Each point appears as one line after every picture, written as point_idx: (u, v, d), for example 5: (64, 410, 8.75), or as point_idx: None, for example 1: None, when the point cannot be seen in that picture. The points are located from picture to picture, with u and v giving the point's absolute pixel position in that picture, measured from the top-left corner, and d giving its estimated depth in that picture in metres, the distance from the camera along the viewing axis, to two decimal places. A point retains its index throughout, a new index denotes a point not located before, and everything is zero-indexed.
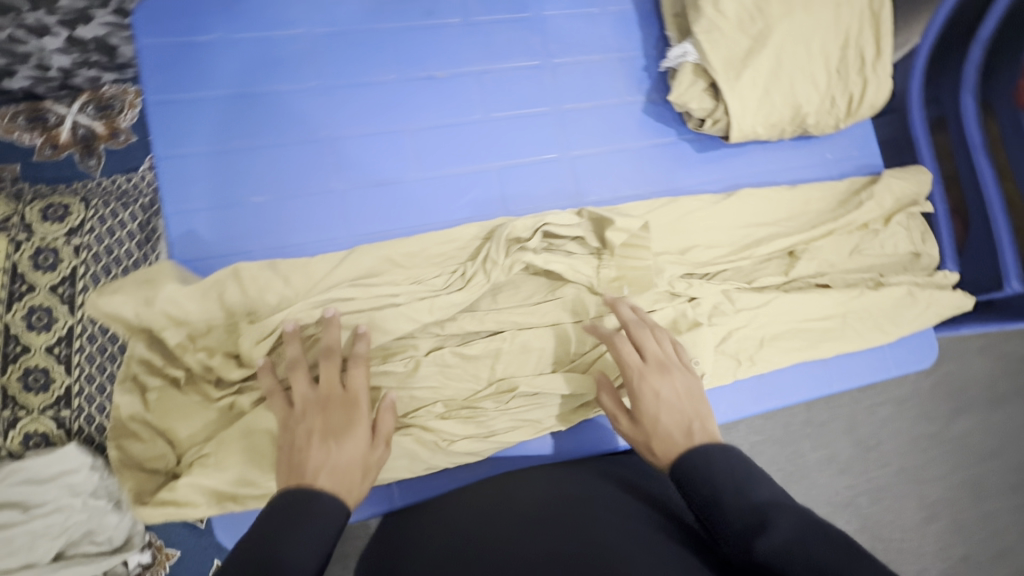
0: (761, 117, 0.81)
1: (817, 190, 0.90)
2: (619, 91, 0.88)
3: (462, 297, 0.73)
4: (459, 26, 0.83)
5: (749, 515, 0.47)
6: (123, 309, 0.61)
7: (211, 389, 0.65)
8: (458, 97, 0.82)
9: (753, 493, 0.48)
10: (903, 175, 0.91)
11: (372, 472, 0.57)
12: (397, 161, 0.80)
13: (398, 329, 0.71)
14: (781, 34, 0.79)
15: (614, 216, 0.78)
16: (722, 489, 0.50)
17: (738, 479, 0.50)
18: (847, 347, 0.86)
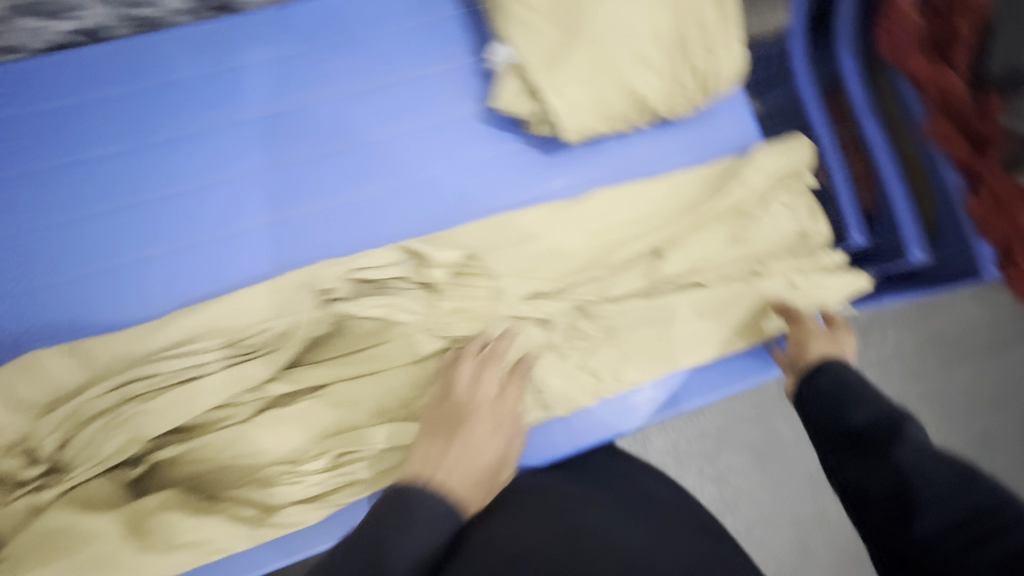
0: (593, 113, 0.74)
1: (680, 180, 0.82)
2: (449, 105, 0.82)
3: (280, 357, 0.70)
4: (263, 66, 0.79)
5: (869, 422, 0.58)
6: None
7: (8, 490, 0.63)
8: (268, 137, 0.78)
9: (851, 411, 0.60)
10: (775, 150, 0.83)
11: (500, 470, 0.66)
12: (211, 217, 0.76)
13: (209, 399, 0.67)
14: (596, 21, 0.71)
15: (433, 250, 0.71)
16: (842, 411, 0.61)
17: (853, 392, 0.62)
18: (723, 348, 0.80)
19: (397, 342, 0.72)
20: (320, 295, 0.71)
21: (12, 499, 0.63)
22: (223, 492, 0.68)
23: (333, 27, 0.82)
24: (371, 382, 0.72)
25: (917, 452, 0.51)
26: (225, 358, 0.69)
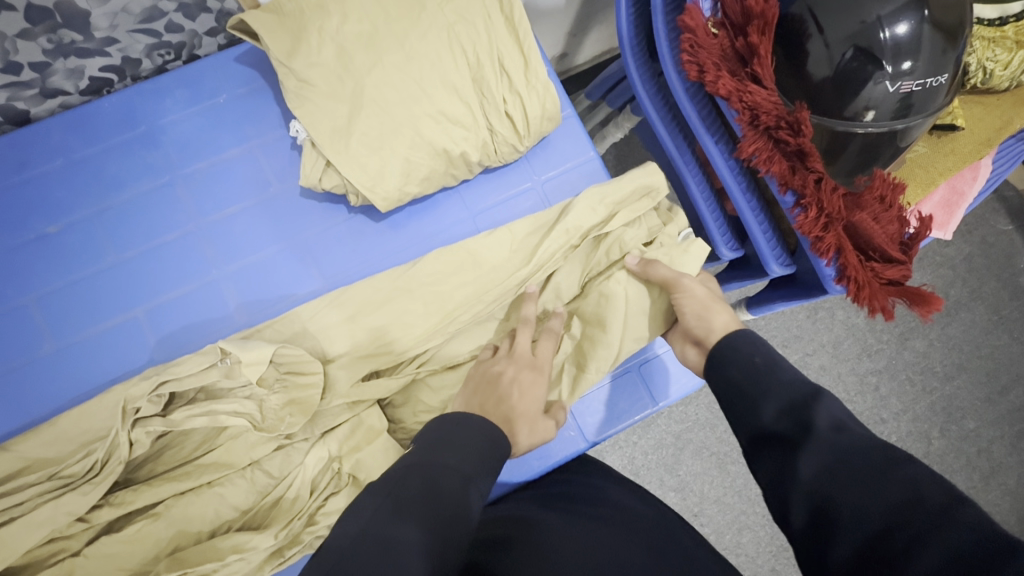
0: (402, 177, 0.71)
1: (518, 225, 0.79)
2: (268, 182, 0.78)
3: (95, 485, 0.65)
4: (62, 170, 0.75)
5: (780, 414, 0.50)
6: None
7: None
8: (79, 247, 0.74)
9: (760, 408, 0.52)
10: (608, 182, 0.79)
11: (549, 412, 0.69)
12: (24, 339, 0.72)
13: (26, 541, 0.63)
14: (384, 85, 0.68)
15: (244, 350, 0.67)
16: (741, 414, 0.53)
17: (752, 377, 0.55)
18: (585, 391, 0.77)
19: (232, 441, 0.70)
20: (131, 416, 0.65)
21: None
22: None
23: (128, 117, 0.77)
24: (202, 495, 0.68)
25: (835, 439, 0.45)
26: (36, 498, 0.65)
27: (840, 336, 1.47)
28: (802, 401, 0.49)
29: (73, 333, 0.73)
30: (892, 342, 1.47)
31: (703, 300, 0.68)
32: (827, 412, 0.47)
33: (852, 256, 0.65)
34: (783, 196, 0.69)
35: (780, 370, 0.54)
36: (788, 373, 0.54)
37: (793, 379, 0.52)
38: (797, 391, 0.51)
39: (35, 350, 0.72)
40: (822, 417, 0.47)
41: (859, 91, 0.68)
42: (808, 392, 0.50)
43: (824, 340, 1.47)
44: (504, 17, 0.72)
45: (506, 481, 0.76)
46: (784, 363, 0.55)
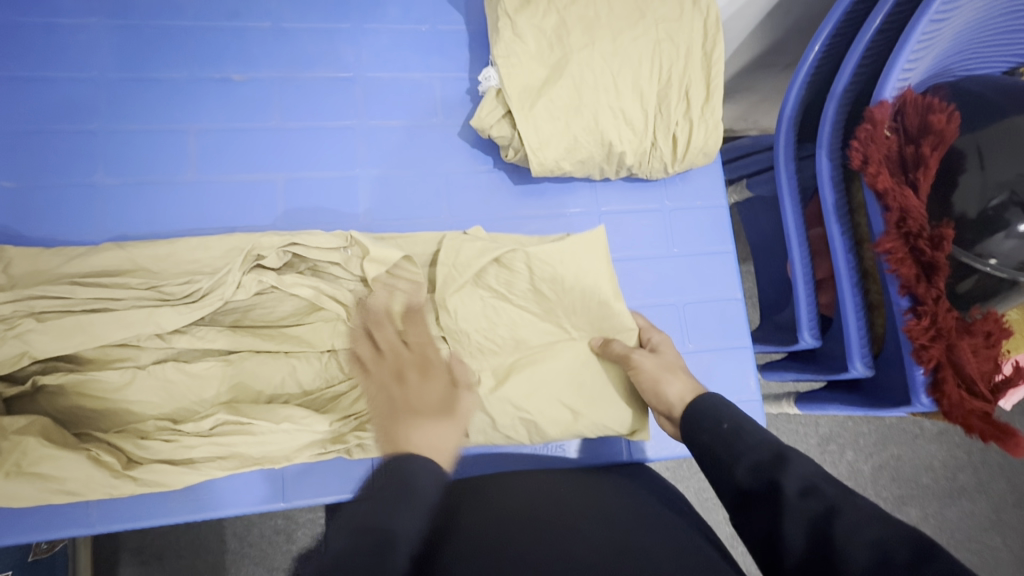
0: (563, 151, 0.75)
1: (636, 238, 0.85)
2: (437, 112, 0.83)
3: (191, 311, 0.68)
4: (267, 30, 0.80)
5: (750, 470, 0.49)
6: None
7: None
8: (251, 101, 0.79)
9: (736, 463, 0.50)
10: (715, 242, 0.87)
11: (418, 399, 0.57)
12: (172, 161, 0.76)
13: (107, 335, 0.66)
14: (585, 67, 0.73)
15: (373, 244, 0.71)
16: (715, 443, 0.54)
17: (720, 443, 0.53)
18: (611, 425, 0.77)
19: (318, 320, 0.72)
20: (251, 261, 0.69)
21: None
22: (101, 435, 0.65)
23: (340, 11, 0.83)
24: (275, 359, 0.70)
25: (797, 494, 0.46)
26: (126, 303, 0.67)
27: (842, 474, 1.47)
28: (768, 460, 0.49)
29: (216, 171, 0.77)
30: (888, 501, 1.47)
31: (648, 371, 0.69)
32: (795, 473, 0.46)
33: (949, 371, 0.69)
34: (899, 296, 0.73)
35: (748, 434, 0.52)
36: (726, 434, 0.53)
37: (761, 442, 0.51)
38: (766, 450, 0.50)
39: (177, 175, 0.76)
40: (793, 481, 0.46)
41: (988, 235, 0.68)
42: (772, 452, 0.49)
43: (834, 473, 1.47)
44: (705, 51, 0.77)
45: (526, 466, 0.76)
46: (750, 425, 0.54)
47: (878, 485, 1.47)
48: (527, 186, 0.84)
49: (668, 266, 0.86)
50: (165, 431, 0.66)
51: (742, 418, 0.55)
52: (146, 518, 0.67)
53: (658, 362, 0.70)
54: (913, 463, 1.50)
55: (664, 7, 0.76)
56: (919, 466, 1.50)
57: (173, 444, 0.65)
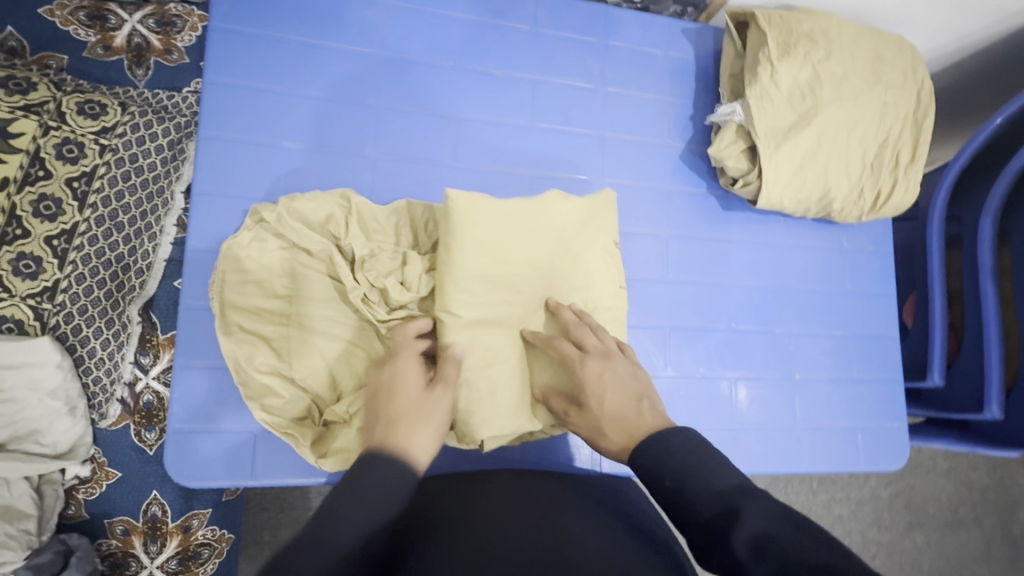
0: (790, 192, 0.83)
1: (808, 271, 0.94)
2: (663, 133, 0.90)
3: (524, 296, 0.71)
4: (527, 33, 0.85)
5: (710, 521, 0.47)
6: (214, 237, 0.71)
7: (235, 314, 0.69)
8: (509, 97, 0.84)
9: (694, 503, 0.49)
10: (879, 284, 0.97)
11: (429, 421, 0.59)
12: (436, 145, 0.81)
13: (490, 297, 0.68)
14: (826, 118, 0.82)
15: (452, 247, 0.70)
16: (688, 466, 0.51)
17: (668, 500, 0.51)
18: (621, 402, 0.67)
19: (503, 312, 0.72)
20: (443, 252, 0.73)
21: (381, 322, 0.69)
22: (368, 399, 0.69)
23: (590, 25, 0.89)
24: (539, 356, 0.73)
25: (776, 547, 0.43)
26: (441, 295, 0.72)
27: (864, 498, 1.42)
28: (722, 517, 0.47)
29: (473, 161, 0.82)
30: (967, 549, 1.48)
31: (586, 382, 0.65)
32: (748, 524, 0.45)
33: None
34: None
35: (693, 483, 0.50)
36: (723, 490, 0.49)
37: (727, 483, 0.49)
38: (720, 501, 0.48)
39: (440, 157, 0.81)
40: (743, 538, 0.44)
41: None
42: (724, 506, 0.47)
43: (918, 511, 1.45)
44: (917, 119, 0.86)
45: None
46: (704, 465, 0.51)
47: (958, 524, 1.47)
48: (732, 213, 0.92)
49: (840, 302, 0.95)
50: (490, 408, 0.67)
51: (702, 455, 0.52)
52: None
53: (586, 425, 0.65)
54: (990, 512, 1.51)
55: (892, 76, 0.85)
56: (929, 497, 1.46)
57: (497, 419, 0.68)
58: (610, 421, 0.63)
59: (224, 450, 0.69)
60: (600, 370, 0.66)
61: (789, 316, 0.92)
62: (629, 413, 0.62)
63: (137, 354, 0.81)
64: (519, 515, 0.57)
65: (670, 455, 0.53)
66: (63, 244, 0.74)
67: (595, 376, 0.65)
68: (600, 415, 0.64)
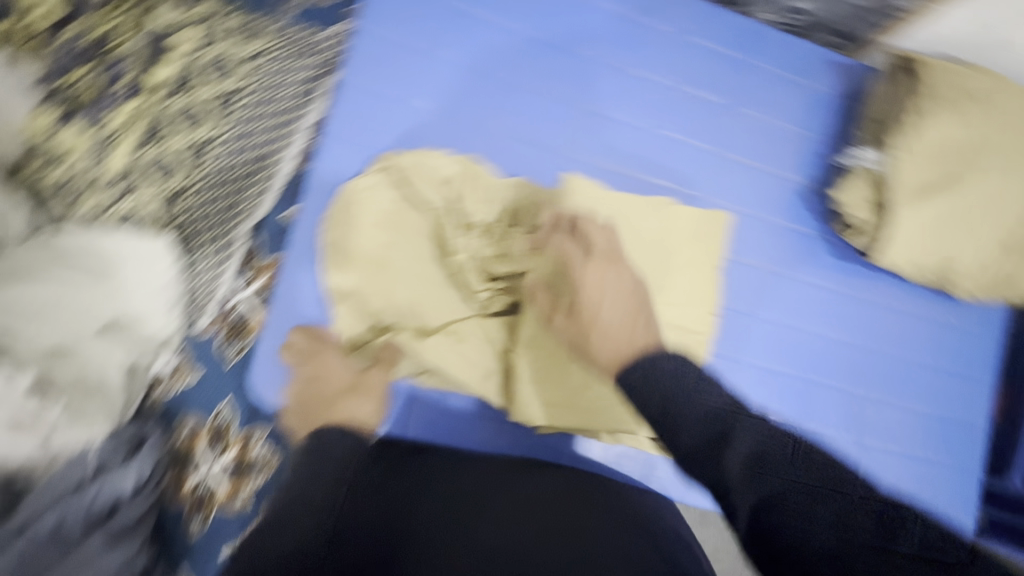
0: (908, 253, 0.79)
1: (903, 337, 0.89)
2: (785, 165, 0.87)
3: None
4: (670, 37, 0.84)
5: (695, 442, 0.56)
6: (330, 175, 0.74)
7: (338, 254, 0.72)
8: (638, 98, 0.83)
9: (682, 430, 0.56)
10: (976, 369, 0.91)
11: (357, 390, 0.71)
12: (556, 131, 0.81)
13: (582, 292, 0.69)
14: (969, 185, 0.77)
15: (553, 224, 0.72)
16: (673, 398, 0.58)
17: (664, 430, 0.57)
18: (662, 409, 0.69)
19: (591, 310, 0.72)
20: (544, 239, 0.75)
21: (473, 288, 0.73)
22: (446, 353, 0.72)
23: (736, 40, 0.86)
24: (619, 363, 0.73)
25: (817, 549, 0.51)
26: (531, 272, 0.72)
27: None
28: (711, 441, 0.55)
29: (588, 155, 0.81)
30: None
31: (579, 281, 0.67)
32: (733, 453, 0.55)
33: None
34: None
35: (681, 416, 0.56)
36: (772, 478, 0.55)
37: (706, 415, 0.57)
38: (706, 425, 0.56)
39: (557, 145, 0.80)
40: (727, 459, 0.54)
41: None
42: (713, 431, 0.56)
43: None
44: None
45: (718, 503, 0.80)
46: (682, 395, 0.58)
47: None
48: (838, 263, 0.88)
49: (930, 378, 0.89)
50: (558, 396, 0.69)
51: (680, 386, 0.59)
52: (472, 442, 0.74)
53: (574, 329, 0.66)
54: None
55: None
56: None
57: None
58: (611, 335, 0.64)
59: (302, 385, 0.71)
60: (601, 275, 0.68)
61: (872, 379, 0.88)
62: (627, 327, 0.64)
63: (236, 273, 0.84)
64: (516, 501, 0.58)
65: (654, 376, 0.59)
66: (198, 153, 0.82)
67: (593, 283, 0.67)
68: (586, 321, 0.66)
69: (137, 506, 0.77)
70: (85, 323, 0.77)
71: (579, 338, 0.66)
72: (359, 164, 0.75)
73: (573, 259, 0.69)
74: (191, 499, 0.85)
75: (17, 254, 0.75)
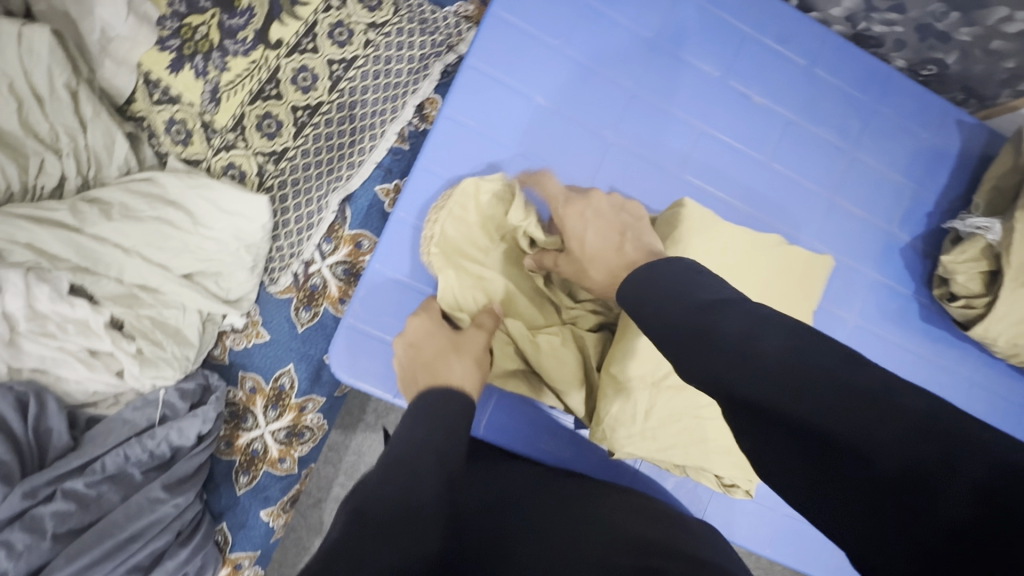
0: (1012, 332, 0.76)
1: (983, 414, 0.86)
2: (894, 219, 0.84)
3: None
4: (801, 69, 0.81)
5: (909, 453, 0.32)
6: (442, 161, 0.73)
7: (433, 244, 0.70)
8: (758, 127, 0.80)
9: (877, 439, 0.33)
10: None
11: (463, 348, 0.63)
12: (670, 149, 0.78)
13: None
14: None
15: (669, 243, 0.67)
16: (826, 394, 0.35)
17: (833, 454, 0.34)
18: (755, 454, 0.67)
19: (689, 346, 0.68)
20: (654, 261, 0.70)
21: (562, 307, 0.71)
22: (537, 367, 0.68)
23: (867, 82, 0.83)
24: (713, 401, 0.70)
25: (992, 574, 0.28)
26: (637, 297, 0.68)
27: None
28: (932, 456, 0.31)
29: (699, 179, 0.79)
30: None
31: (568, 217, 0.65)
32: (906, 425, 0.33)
33: None
34: None
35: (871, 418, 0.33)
36: (864, 405, 0.34)
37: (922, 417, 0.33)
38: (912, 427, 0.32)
39: (669, 163, 0.78)
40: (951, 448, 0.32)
41: None
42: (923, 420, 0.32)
43: None
44: None
45: (769, 552, 0.78)
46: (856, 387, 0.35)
47: None
48: (928, 327, 0.85)
49: None
50: (642, 427, 0.66)
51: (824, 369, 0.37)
52: (535, 449, 0.74)
53: (572, 271, 0.64)
54: None
55: None
56: None
57: (646, 439, 0.67)
58: (597, 260, 0.61)
59: (383, 363, 0.72)
60: (581, 210, 0.65)
61: None
62: (612, 246, 0.61)
63: (321, 239, 0.83)
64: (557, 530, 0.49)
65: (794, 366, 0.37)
66: (305, 117, 0.78)
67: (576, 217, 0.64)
68: (582, 256, 0.63)
69: (197, 458, 0.76)
70: (171, 267, 0.77)
71: (584, 273, 0.63)
72: (471, 153, 0.74)
73: (556, 201, 0.67)
74: (242, 457, 0.85)
75: (114, 188, 0.75)
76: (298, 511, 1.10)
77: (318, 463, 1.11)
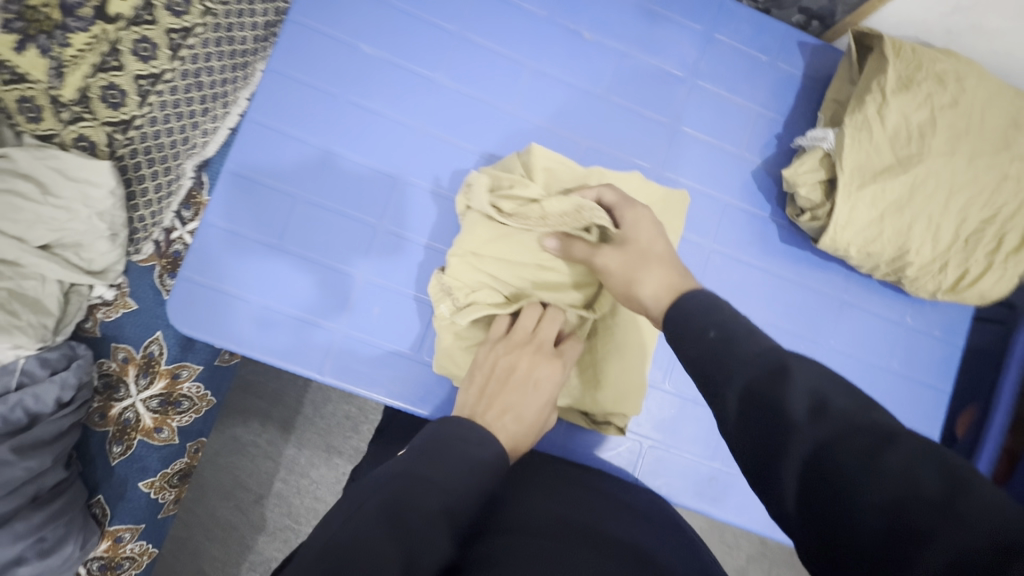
0: (860, 238, 0.74)
1: (858, 334, 0.84)
2: (741, 144, 0.84)
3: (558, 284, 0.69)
4: (630, 3, 0.83)
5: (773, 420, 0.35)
6: (269, 112, 0.75)
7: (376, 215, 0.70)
8: (591, 60, 0.82)
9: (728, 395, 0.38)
10: (934, 374, 0.86)
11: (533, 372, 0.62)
12: (503, 87, 0.80)
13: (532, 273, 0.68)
14: (929, 171, 0.72)
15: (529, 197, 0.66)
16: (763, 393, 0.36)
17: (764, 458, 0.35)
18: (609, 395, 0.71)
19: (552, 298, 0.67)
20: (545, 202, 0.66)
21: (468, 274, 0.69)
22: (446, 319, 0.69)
23: (697, 11, 0.84)
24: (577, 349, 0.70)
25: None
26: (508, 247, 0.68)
27: None
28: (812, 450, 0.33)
29: (534, 114, 0.80)
30: None
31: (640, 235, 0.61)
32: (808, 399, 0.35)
33: None
34: None
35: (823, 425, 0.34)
36: (754, 406, 0.37)
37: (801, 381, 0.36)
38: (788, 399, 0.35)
39: (502, 101, 0.79)
40: (799, 396, 0.35)
41: None
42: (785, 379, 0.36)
43: None
44: None
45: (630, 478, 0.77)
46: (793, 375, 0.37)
47: None
48: (788, 249, 0.84)
49: (889, 382, 0.84)
50: (462, 345, 0.69)
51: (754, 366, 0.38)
52: (379, 388, 0.73)
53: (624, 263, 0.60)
54: None
55: None
56: None
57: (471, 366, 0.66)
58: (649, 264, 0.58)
59: (223, 317, 0.71)
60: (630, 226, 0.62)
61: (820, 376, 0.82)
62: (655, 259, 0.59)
63: (180, 207, 0.91)
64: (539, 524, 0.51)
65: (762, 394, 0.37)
66: (148, 85, 0.82)
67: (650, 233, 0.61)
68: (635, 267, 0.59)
69: (58, 423, 0.77)
70: (25, 240, 0.78)
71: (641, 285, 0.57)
72: (298, 102, 0.75)
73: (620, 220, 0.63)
74: (115, 427, 0.85)
75: None
76: (235, 506, 1.00)
77: (253, 459, 1.01)
